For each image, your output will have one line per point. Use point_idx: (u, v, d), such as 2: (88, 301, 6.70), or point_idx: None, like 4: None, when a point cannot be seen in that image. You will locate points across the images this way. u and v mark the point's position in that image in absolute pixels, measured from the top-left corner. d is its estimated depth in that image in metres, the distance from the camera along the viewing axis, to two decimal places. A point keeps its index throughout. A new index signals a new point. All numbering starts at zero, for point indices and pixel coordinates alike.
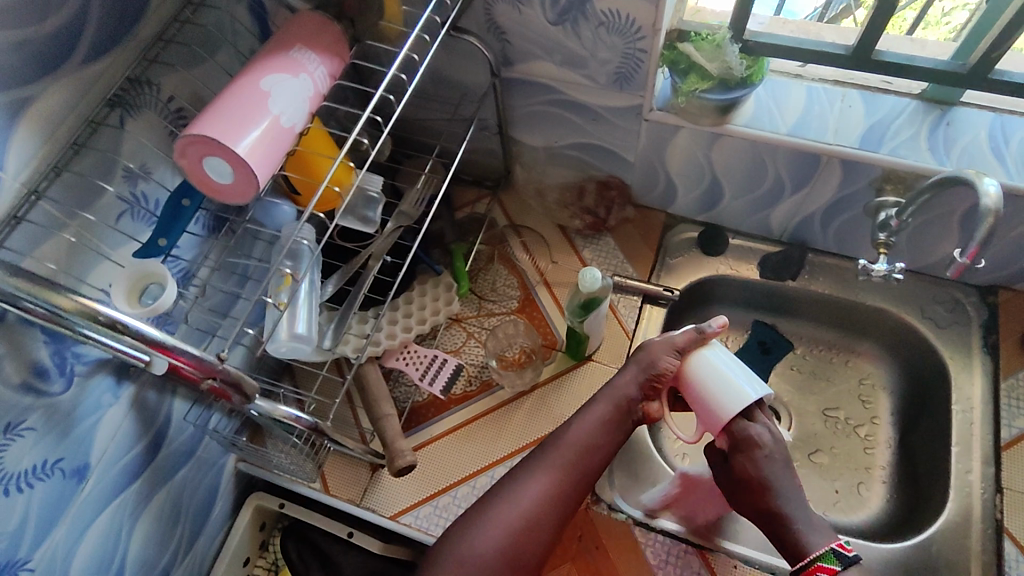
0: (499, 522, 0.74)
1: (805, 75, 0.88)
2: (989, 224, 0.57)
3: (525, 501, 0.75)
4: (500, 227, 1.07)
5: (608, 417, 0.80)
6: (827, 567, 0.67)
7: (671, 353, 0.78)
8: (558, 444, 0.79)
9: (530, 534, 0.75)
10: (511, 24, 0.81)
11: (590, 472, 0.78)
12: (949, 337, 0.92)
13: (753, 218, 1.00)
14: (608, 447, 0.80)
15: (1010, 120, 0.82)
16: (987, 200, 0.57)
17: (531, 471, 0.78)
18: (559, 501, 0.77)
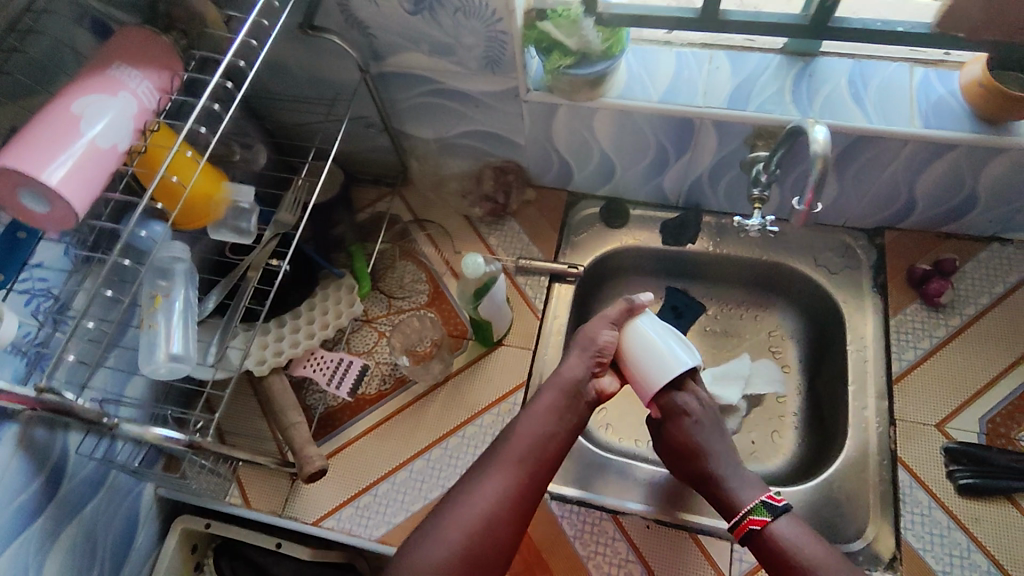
0: (454, 529, 0.69)
1: (673, 42, 0.90)
2: (821, 166, 0.60)
3: (480, 502, 0.71)
4: (405, 223, 1.07)
5: (553, 407, 0.77)
6: (759, 519, 0.71)
7: (606, 326, 0.81)
8: (510, 439, 0.76)
9: (489, 537, 0.70)
10: (370, 17, 0.81)
11: (545, 466, 0.74)
12: (841, 281, 0.96)
13: (648, 187, 1.02)
14: (558, 437, 0.76)
15: (868, 64, 0.84)
16: (816, 146, 0.60)
17: (482, 472, 0.73)
18: (516, 498, 0.72)
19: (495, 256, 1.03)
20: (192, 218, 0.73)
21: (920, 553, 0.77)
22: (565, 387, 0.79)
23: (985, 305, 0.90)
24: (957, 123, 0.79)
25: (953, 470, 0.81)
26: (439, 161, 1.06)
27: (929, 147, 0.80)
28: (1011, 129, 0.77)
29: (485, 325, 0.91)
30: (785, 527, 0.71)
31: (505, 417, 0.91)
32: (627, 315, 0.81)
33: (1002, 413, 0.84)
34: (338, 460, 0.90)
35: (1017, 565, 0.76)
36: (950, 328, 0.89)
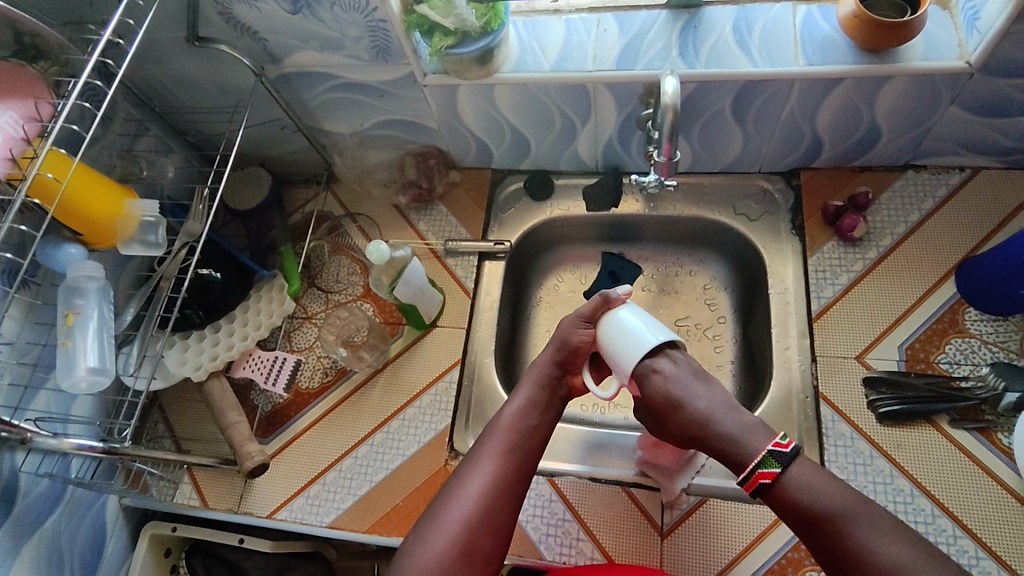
0: (448, 526, 0.67)
1: (562, 10, 0.91)
2: (671, 117, 0.70)
3: (472, 494, 0.68)
4: (337, 217, 1.08)
5: (533, 399, 0.76)
6: (768, 471, 0.65)
7: (582, 325, 0.77)
8: (493, 432, 0.73)
9: (485, 531, 0.67)
10: (255, 21, 0.83)
11: (529, 456, 0.73)
12: (761, 228, 0.97)
13: (566, 156, 1.03)
14: (540, 428, 0.75)
15: (751, 10, 0.86)
16: (667, 97, 0.69)
17: (470, 465, 0.71)
18: (508, 489, 0.70)
19: (423, 240, 1.05)
20: (102, 236, 0.76)
21: (845, 483, 0.78)
22: (542, 376, 0.78)
23: (900, 235, 0.90)
24: (839, 56, 0.79)
25: (874, 399, 0.82)
26: (360, 153, 1.07)
27: (817, 83, 0.80)
28: (894, 56, 0.78)
29: (414, 308, 0.92)
30: (793, 478, 0.64)
31: (442, 396, 0.93)
32: (603, 308, 0.76)
33: (919, 338, 0.84)
34: (286, 455, 0.92)
35: (940, 486, 0.76)
36: (868, 261, 0.90)
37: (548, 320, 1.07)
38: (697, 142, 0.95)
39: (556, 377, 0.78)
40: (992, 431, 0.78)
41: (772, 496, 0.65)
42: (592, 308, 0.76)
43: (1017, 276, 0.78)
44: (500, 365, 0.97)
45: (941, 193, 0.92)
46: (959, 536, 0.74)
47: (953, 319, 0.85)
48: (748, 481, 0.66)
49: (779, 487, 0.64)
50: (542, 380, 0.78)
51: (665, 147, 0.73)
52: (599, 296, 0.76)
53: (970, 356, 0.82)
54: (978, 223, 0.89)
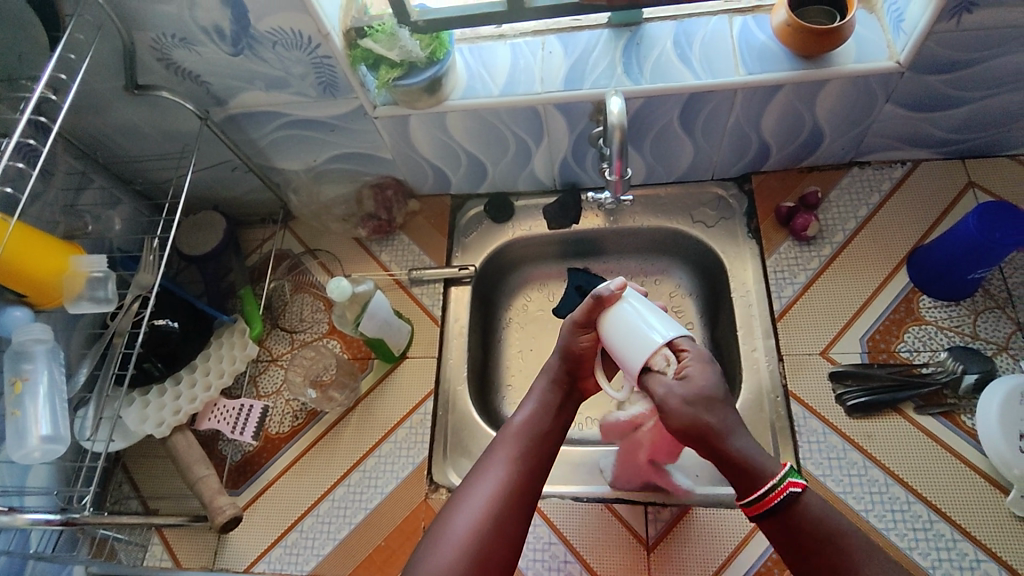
0: (459, 530, 0.64)
1: (506, 35, 0.92)
2: (619, 136, 0.71)
3: (482, 498, 0.66)
4: (296, 254, 1.07)
5: (545, 404, 0.75)
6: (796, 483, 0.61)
7: (580, 331, 0.76)
8: (505, 437, 0.72)
9: (497, 537, 0.64)
10: (196, 65, 0.81)
11: (542, 461, 0.70)
12: (718, 234, 0.99)
13: (523, 177, 1.04)
14: (554, 432, 0.73)
15: (690, 24, 0.88)
16: (613, 117, 0.71)
17: (481, 471, 0.68)
18: (521, 494, 0.67)
19: (387, 271, 1.03)
20: (49, 295, 0.73)
21: (821, 479, 0.79)
22: (555, 381, 0.76)
23: (851, 230, 0.93)
24: (777, 64, 0.82)
25: (841, 393, 0.83)
26: (316, 188, 1.05)
27: (759, 91, 0.83)
28: (828, 60, 0.81)
29: (381, 341, 0.91)
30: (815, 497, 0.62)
31: (417, 429, 0.91)
32: (596, 310, 0.73)
33: (879, 329, 0.86)
34: (259, 505, 0.89)
35: (911, 473, 0.78)
36: (823, 258, 0.92)
37: (519, 341, 1.07)
38: (651, 155, 0.96)
39: (568, 384, 0.77)
40: (955, 414, 0.80)
41: (789, 511, 0.61)
42: (586, 311, 0.74)
43: (963, 262, 0.81)
44: (474, 391, 0.96)
45: (886, 186, 0.95)
46: (935, 520, 0.75)
47: (909, 308, 0.87)
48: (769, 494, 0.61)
49: (795, 507, 0.61)
50: (554, 384, 0.77)
51: (615, 166, 0.74)
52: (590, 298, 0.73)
53: (929, 343, 0.84)
54: (923, 214, 0.92)
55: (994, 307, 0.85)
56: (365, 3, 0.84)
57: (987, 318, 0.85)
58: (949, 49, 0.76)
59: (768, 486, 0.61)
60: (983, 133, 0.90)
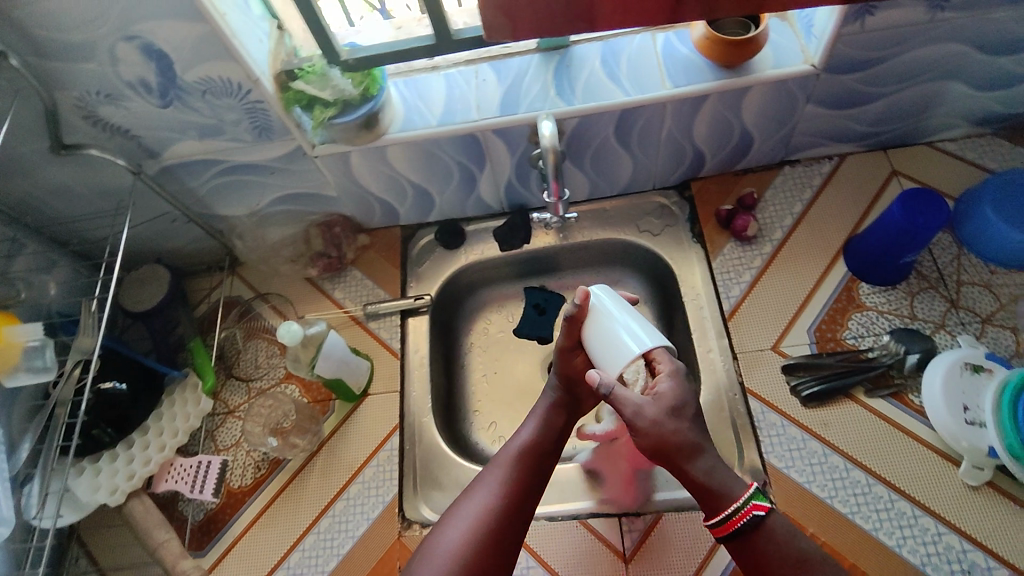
0: (454, 537, 0.69)
1: (439, 66, 0.93)
2: (552, 158, 0.73)
3: (480, 510, 0.70)
4: (246, 300, 1.05)
5: (547, 423, 0.79)
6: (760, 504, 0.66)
7: (568, 348, 0.81)
8: (507, 454, 0.76)
9: (492, 545, 0.69)
10: (125, 120, 0.80)
11: (540, 474, 0.75)
12: (665, 241, 1.01)
13: (471, 202, 1.04)
14: (553, 451, 0.78)
15: (615, 43, 0.91)
16: (545, 141, 0.73)
17: (482, 483, 0.73)
18: (518, 508, 0.72)
19: (342, 308, 1.02)
20: None
21: (785, 471, 0.81)
22: (558, 402, 0.81)
23: (788, 227, 0.97)
24: (702, 76, 0.85)
25: (796, 384, 0.86)
26: (261, 232, 1.04)
27: (686, 102, 0.86)
28: (748, 68, 0.85)
29: (340, 381, 0.89)
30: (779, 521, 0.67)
31: (385, 466, 0.90)
32: (575, 322, 0.79)
33: (824, 319, 0.90)
34: (226, 564, 0.86)
35: (868, 455, 0.81)
36: (765, 256, 0.95)
37: (482, 365, 1.07)
38: (592, 171, 0.98)
39: (571, 404, 0.81)
40: (903, 393, 0.84)
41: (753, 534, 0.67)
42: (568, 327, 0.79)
43: (894, 247, 0.85)
44: (441, 421, 0.95)
45: (817, 182, 1.00)
46: (895, 499, 0.78)
47: (850, 296, 0.91)
48: (734, 518, 0.67)
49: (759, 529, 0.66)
50: (557, 404, 0.81)
51: (552, 186, 0.78)
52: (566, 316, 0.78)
53: (872, 328, 0.88)
54: (853, 205, 0.97)
55: (928, 288, 0.89)
56: (294, 44, 0.83)
57: (923, 299, 0.88)
58: (856, 49, 0.81)
59: (732, 509, 0.67)
60: (899, 124, 0.95)
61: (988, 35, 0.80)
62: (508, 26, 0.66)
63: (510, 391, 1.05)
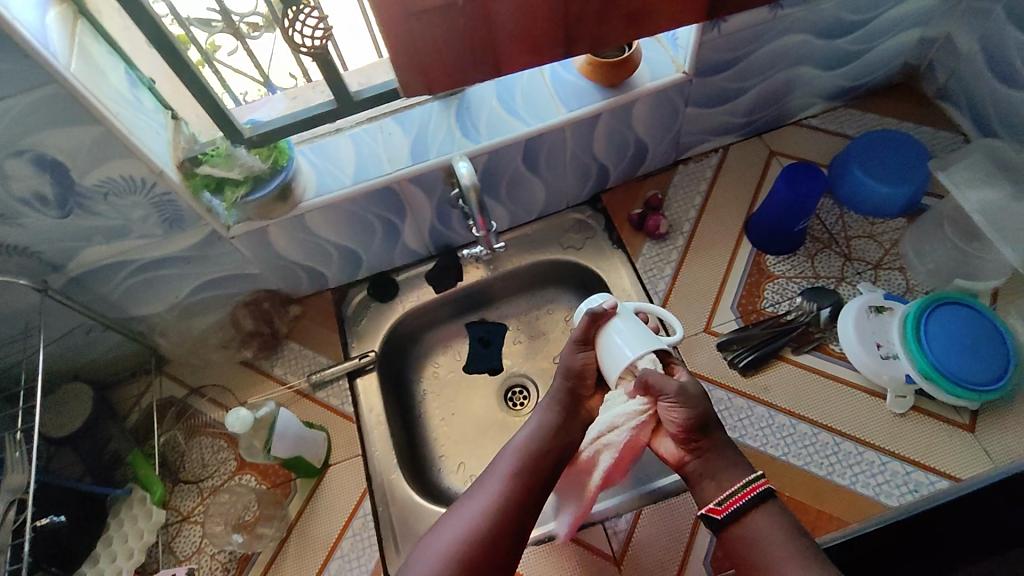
0: (444, 540, 0.69)
1: (343, 127, 0.94)
2: (476, 197, 0.77)
3: (475, 512, 0.71)
4: (180, 398, 1.00)
5: (546, 424, 0.79)
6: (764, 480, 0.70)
7: (579, 348, 0.81)
8: (503, 457, 0.77)
9: (486, 544, 0.69)
10: (21, 239, 0.76)
11: (538, 476, 0.75)
12: (588, 253, 1.07)
13: (397, 253, 1.06)
14: (553, 452, 0.77)
15: (508, 80, 0.96)
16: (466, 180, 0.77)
17: (477, 487, 0.74)
18: (514, 508, 0.72)
19: (285, 384, 1.00)
20: None
21: (742, 440, 0.87)
22: (559, 403, 0.81)
23: (694, 218, 1.05)
24: (591, 98, 0.92)
25: (733, 358, 0.92)
26: (184, 323, 0.99)
27: (582, 123, 0.92)
28: (630, 84, 0.92)
29: (300, 458, 0.86)
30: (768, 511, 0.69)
31: (362, 533, 0.88)
32: (593, 326, 0.80)
33: (743, 294, 0.98)
34: None
35: (810, 408, 0.88)
36: (680, 249, 1.03)
37: (440, 409, 1.07)
38: (508, 200, 1.03)
39: (573, 405, 0.81)
40: (825, 345, 0.92)
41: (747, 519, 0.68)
42: (583, 329, 0.80)
43: (789, 217, 0.94)
44: (409, 473, 0.94)
45: (709, 174, 1.09)
46: (841, 442, 0.85)
47: (760, 269, 0.99)
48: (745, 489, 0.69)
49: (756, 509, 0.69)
50: (557, 404, 0.81)
51: (480, 222, 0.80)
52: (586, 315, 0.80)
53: (786, 293, 0.96)
54: (745, 189, 1.07)
55: (823, 248, 0.99)
56: (192, 131, 0.83)
57: (821, 258, 0.98)
58: (718, 53, 0.90)
59: (743, 483, 0.70)
60: (768, 111, 1.06)
61: (822, 24, 0.92)
62: (423, 83, 0.71)
63: (472, 428, 1.06)
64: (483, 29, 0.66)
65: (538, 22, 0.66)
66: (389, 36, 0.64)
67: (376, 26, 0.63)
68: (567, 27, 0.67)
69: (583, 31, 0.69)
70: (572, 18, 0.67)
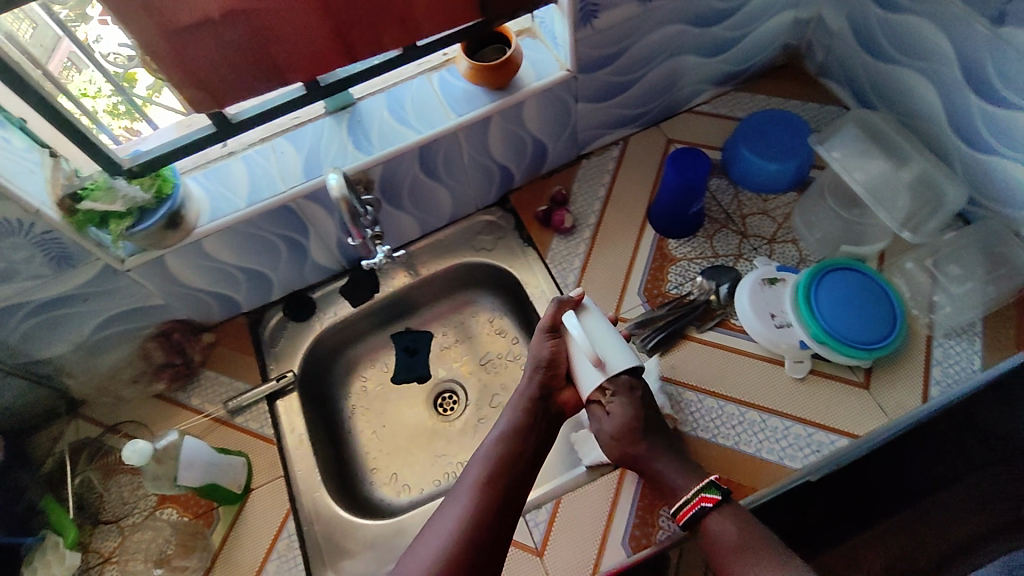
0: (426, 552, 0.69)
1: (234, 150, 0.93)
2: (345, 206, 0.79)
3: (451, 520, 0.72)
4: (95, 439, 0.98)
5: (514, 427, 0.80)
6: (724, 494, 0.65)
7: (546, 336, 0.82)
8: (473, 464, 0.78)
9: (465, 551, 0.69)
10: None
11: (511, 478, 0.76)
12: (500, 253, 1.09)
13: (309, 271, 1.06)
14: (523, 453, 0.79)
15: (397, 90, 0.97)
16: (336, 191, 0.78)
17: (451, 497, 0.75)
18: (489, 512, 0.73)
19: (204, 413, 0.99)
20: None
21: None
22: (526, 402, 0.82)
23: (599, 210, 1.08)
24: (479, 101, 0.94)
25: (641, 342, 0.95)
26: (91, 362, 0.98)
27: (473, 127, 0.94)
28: (516, 85, 0.94)
29: (214, 485, 0.85)
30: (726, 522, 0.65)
31: (287, 555, 0.88)
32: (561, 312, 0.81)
33: (648, 279, 1.00)
34: None
35: (715, 382, 0.90)
36: (587, 241, 1.05)
37: (367, 422, 1.07)
38: (414, 208, 1.04)
39: (541, 404, 0.82)
40: (727, 320, 0.95)
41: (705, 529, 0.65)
42: (552, 317, 0.81)
43: (683, 201, 0.96)
44: (335, 490, 0.94)
45: (612, 166, 1.12)
46: (746, 412, 0.88)
47: (663, 253, 1.02)
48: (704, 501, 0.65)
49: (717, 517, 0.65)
50: (524, 405, 0.82)
51: (354, 232, 0.86)
52: (557, 304, 0.81)
53: (688, 274, 0.99)
54: (646, 177, 1.10)
55: (721, 227, 1.02)
56: (72, 167, 0.81)
57: (720, 237, 1.02)
58: (598, 50, 0.92)
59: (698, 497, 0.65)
60: (659, 100, 1.09)
61: (695, 14, 0.95)
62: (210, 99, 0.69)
63: (400, 438, 1.06)
64: (256, 42, 0.65)
65: (316, 30, 0.66)
66: (157, 57, 0.62)
67: (141, 47, 0.61)
68: (344, 35, 0.67)
69: (362, 38, 0.70)
70: (346, 25, 0.67)
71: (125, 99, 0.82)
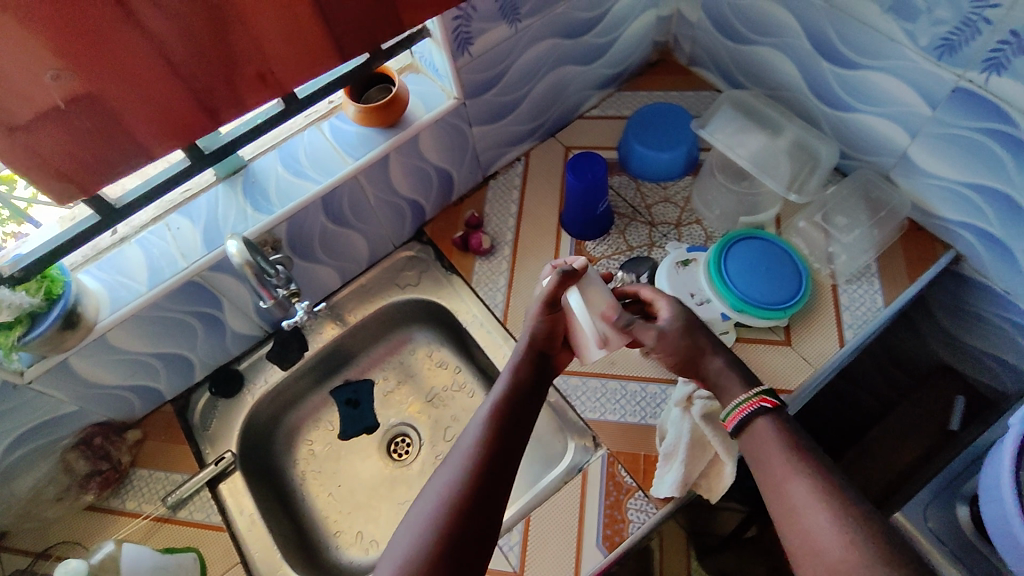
0: (422, 513, 0.63)
1: (126, 235, 0.89)
2: (249, 271, 0.77)
3: (452, 472, 0.66)
4: (23, 571, 0.88)
5: (512, 382, 0.75)
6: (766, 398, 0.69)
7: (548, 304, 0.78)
8: (474, 420, 0.72)
9: (467, 505, 0.63)
10: None
11: (516, 431, 0.71)
12: (426, 286, 1.09)
13: (231, 342, 1.02)
14: (523, 410, 0.73)
15: (287, 146, 0.96)
16: (236, 257, 0.76)
17: (452, 451, 0.69)
18: (491, 466, 0.66)
19: (141, 516, 0.92)
20: None
21: (603, 417, 0.92)
22: (524, 361, 0.78)
23: (514, 226, 1.10)
24: (374, 141, 0.94)
25: None
26: (5, 489, 0.89)
27: (373, 168, 0.94)
28: (407, 121, 0.95)
29: None
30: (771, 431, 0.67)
31: None
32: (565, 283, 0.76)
33: None
34: None
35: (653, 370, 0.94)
36: (508, 257, 1.07)
37: (321, 486, 1.03)
38: (329, 258, 1.02)
39: (538, 362, 0.78)
40: None
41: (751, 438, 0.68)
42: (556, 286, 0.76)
43: (590, 204, 0.99)
44: (298, 563, 0.90)
45: (518, 181, 1.14)
46: None
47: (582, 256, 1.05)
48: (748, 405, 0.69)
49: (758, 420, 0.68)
50: (522, 363, 0.77)
51: (267, 294, 0.85)
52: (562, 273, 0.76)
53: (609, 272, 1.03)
54: (552, 186, 1.13)
55: (630, 221, 1.07)
56: None
57: (631, 231, 1.06)
58: (480, 74, 0.95)
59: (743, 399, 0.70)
60: (549, 112, 1.13)
61: (563, 27, 0.99)
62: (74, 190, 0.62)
63: (358, 495, 1.03)
64: (111, 126, 0.58)
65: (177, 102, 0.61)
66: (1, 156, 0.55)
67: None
68: (205, 102, 0.62)
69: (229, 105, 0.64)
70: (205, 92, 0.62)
71: (5, 204, 0.81)
